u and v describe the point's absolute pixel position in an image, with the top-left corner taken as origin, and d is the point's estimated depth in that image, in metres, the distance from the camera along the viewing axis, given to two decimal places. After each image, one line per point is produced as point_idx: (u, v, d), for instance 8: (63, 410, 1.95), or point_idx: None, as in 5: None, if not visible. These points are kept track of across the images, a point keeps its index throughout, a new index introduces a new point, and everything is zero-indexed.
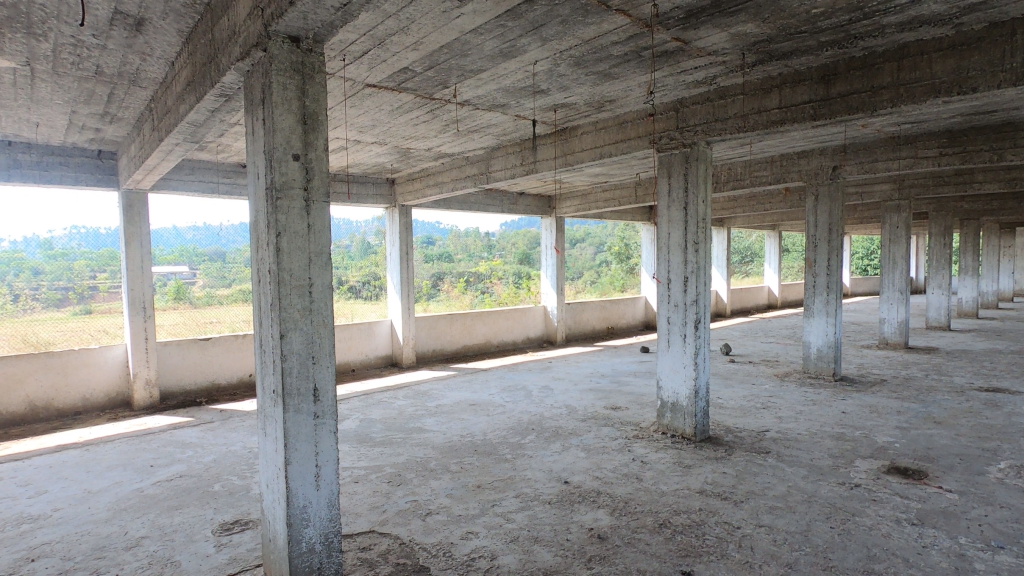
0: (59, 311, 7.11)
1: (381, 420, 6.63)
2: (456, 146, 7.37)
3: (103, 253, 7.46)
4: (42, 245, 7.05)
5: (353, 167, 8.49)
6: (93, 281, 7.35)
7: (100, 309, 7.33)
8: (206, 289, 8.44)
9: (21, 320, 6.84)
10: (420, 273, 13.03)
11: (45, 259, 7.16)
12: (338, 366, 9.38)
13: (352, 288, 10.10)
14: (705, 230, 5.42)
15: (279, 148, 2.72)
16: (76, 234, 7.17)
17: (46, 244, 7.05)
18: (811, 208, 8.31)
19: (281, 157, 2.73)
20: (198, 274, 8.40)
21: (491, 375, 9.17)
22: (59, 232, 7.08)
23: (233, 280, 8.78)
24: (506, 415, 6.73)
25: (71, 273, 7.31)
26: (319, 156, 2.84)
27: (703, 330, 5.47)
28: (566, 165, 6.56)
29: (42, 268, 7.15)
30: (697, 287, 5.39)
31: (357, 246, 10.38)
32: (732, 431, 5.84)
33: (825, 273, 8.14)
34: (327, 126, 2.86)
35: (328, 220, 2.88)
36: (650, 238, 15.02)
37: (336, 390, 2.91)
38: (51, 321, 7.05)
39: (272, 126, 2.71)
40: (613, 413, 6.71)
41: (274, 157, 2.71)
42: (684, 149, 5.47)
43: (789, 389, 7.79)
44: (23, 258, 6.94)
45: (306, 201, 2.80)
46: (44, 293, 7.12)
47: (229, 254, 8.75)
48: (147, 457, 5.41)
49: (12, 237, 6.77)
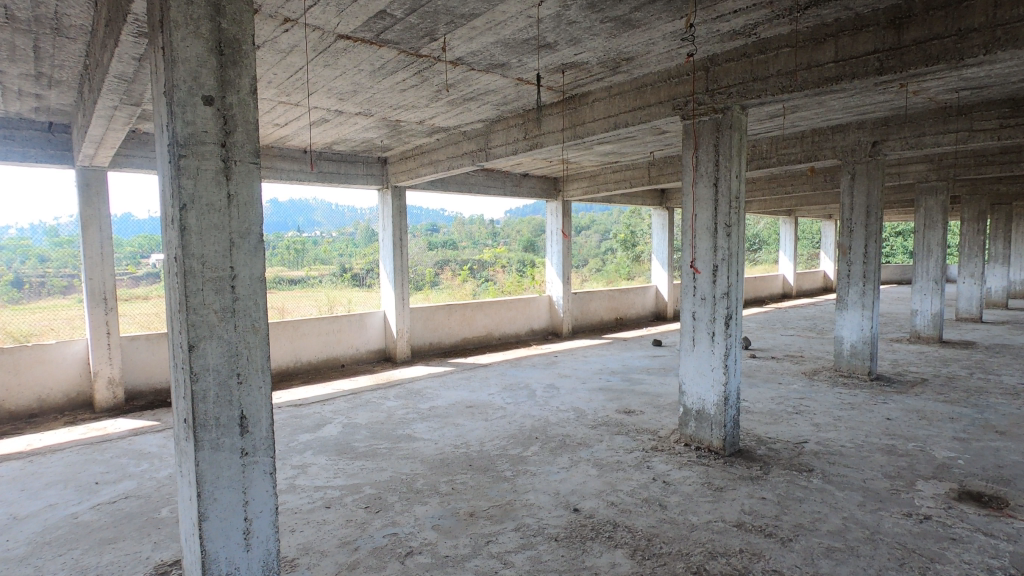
0: (62, 299, 6.79)
1: (366, 425, 5.92)
2: (451, 118, 6.59)
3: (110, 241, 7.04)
4: (47, 232, 6.87)
5: (339, 143, 7.73)
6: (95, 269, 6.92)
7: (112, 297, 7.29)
8: None
9: (22, 308, 6.76)
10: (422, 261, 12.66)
11: (52, 246, 6.98)
12: (327, 361, 8.68)
13: (356, 275, 10.11)
14: (739, 211, 4.63)
15: (182, 85, 1.96)
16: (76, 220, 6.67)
17: (51, 232, 6.83)
18: (846, 189, 7.48)
19: (186, 99, 1.97)
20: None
21: (491, 371, 8.45)
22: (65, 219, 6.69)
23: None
24: (507, 420, 6.01)
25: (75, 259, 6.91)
26: (243, 101, 2.08)
27: (735, 328, 4.70)
28: (574, 138, 5.78)
29: (48, 255, 7.00)
30: (728, 278, 4.62)
31: (361, 234, 11.31)
32: (765, 442, 5.09)
33: (860, 261, 7.36)
34: (254, 58, 2.10)
35: (257, 188, 2.13)
36: (662, 224, 14.19)
37: (272, 419, 2.20)
38: (54, 308, 6.80)
39: (171, 55, 1.95)
40: (627, 418, 5.98)
41: (175, 98, 1.95)
42: (715, 115, 4.64)
43: (821, 389, 7.02)
44: (28, 245, 6.86)
45: (225, 161, 2.06)
46: (50, 282, 6.85)
47: None
48: (95, 471, 4.72)
49: (18, 224, 6.78)
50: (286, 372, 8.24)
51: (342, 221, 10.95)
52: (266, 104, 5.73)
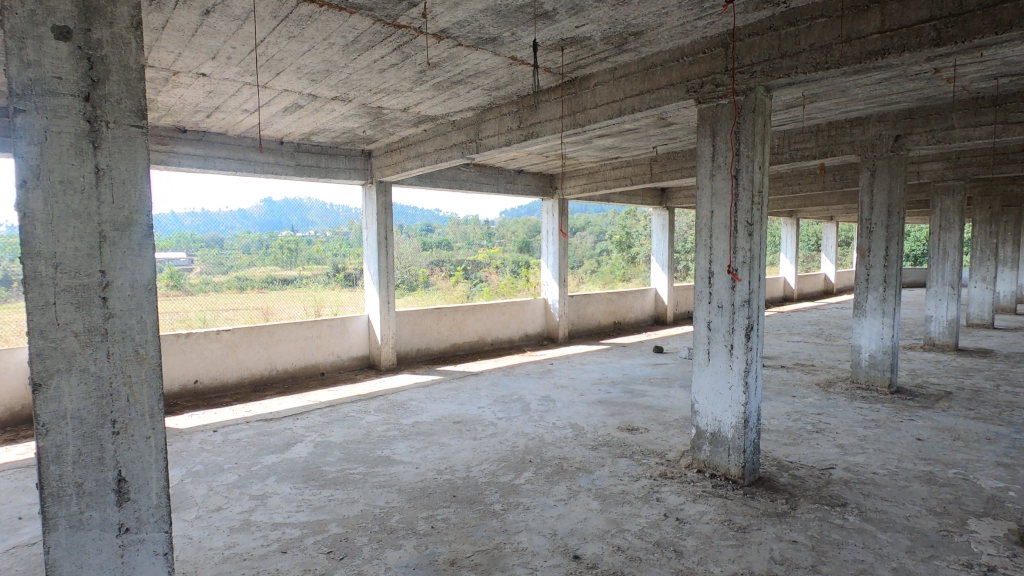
0: None
1: (341, 445, 5.33)
2: (438, 105, 6.00)
3: None
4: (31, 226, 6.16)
5: (317, 134, 7.12)
6: None
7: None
8: (202, 275, 7.89)
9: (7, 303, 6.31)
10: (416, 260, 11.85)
11: None
12: (305, 369, 8.05)
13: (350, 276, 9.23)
14: (762, 206, 4.06)
15: (33, 35, 1.88)
16: None
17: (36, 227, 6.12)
18: (865, 187, 6.94)
19: (39, 49, 1.89)
20: (196, 261, 7.87)
21: (482, 381, 7.85)
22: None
23: (230, 267, 8.26)
24: (498, 438, 5.42)
25: None
26: (116, 54, 2.02)
27: (756, 340, 4.13)
28: (574, 126, 5.22)
29: None
30: (750, 284, 4.05)
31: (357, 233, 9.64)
32: (787, 468, 4.53)
33: (881, 264, 6.82)
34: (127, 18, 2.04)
35: (132, 164, 2.06)
36: (661, 224, 13.66)
37: (160, 489, 2.14)
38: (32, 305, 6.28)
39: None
40: (630, 436, 5.41)
41: (25, 48, 1.86)
42: (735, 98, 4.08)
43: (839, 404, 6.46)
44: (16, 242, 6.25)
45: (91, 136, 1.98)
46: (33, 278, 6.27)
47: (227, 241, 8.13)
48: (23, 504, 4.10)
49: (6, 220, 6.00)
50: (261, 380, 7.62)
51: (336, 221, 9.42)
52: (230, 85, 5.12)
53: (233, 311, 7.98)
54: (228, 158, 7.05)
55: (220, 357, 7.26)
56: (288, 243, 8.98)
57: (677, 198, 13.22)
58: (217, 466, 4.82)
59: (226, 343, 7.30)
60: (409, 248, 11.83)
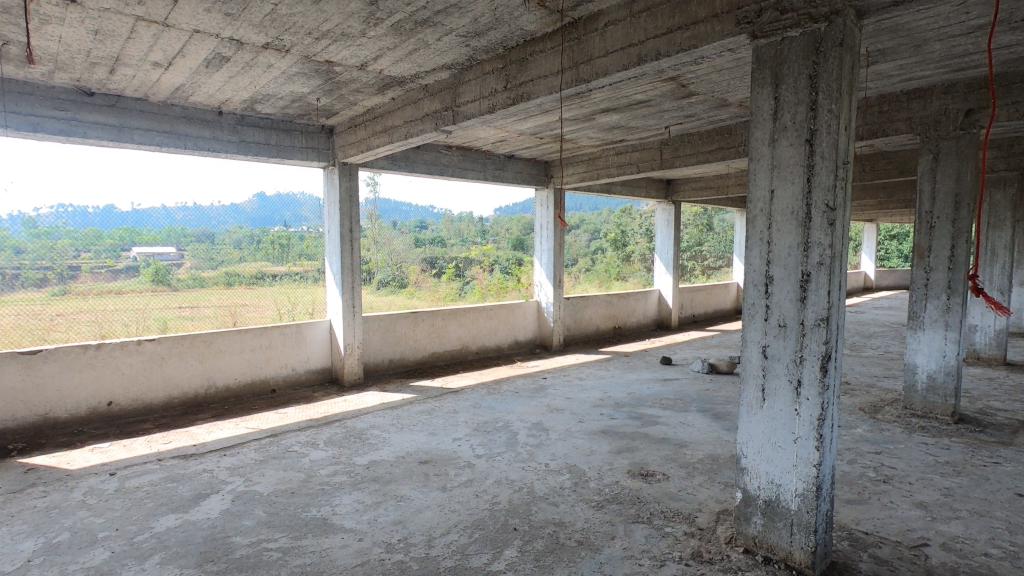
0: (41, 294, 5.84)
1: (267, 498, 4.06)
2: (403, 61, 4.73)
3: (89, 232, 6.27)
4: (27, 221, 5.74)
5: (261, 102, 5.85)
6: (76, 260, 6.15)
7: (81, 291, 6.15)
8: (191, 271, 7.16)
9: None
10: (408, 257, 11.21)
11: (29, 237, 5.83)
12: (252, 385, 6.76)
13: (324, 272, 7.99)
14: (846, 184, 2.83)
15: None
16: (63, 212, 5.99)
17: (32, 222, 5.74)
18: (925, 173, 5.74)
19: None
20: (186, 256, 7.17)
21: (461, 401, 6.59)
22: (44, 208, 5.83)
23: (220, 263, 7.53)
24: (474, 489, 4.18)
25: (54, 252, 6.00)
26: None
27: (833, 375, 2.91)
28: (576, 83, 4.00)
29: (25, 247, 5.80)
30: (829, 295, 2.82)
31: None
32: (865, 545, 3.32)
33: (944, 267, 5.64)
34: None
35: None
36: (667, 219, 12.44)
37: None
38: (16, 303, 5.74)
39: None
40: (645, 487, 4.17)
41: None
42: (810, 27, 2.82)
43: (897, 438, 5.25)
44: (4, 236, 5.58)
45: None
46: (26, 274, 5.75)
47: (219, 236, 7.47)
48: None
49: None
50: (195, 401, 6.33)
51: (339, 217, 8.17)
52: (119, 21, 3.85)
53: (188, 314, 6.80)
54: (150, 129, 5.75)
55: (143, 374, 5.97)
56: (281, 237, 8.09)
57: (684, 191, 12.05)
58: (90, 534, 3.54)
59: (151, 357, 6.01)
60: (402, 245, 11.20)
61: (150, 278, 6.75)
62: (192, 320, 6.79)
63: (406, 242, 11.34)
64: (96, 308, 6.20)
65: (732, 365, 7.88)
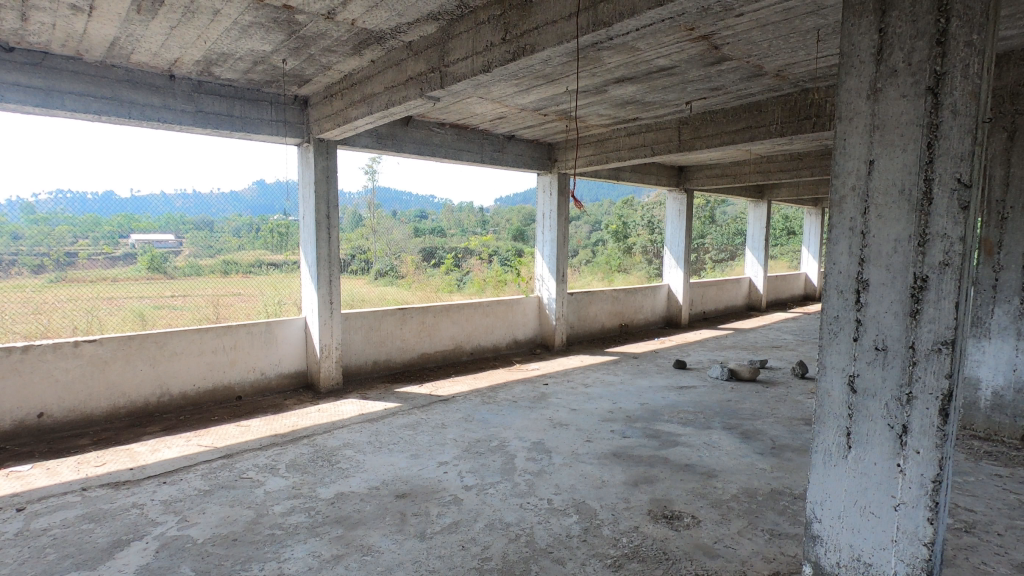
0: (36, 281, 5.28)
1: (200, 549, 3.24)
2: (378, 8, 3.85)
3: (87, 218, 5.66)
4: (25, 207, 5.17)
5: (220, 63, 4.98)
6: (73, 246, 5.55)
7: (79, 279, 5.54)
8: (189, 260, 6.27)
9: None
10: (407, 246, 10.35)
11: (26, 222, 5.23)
12: (212, 392, 5.95)
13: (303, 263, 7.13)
14: (984, 150, 1.99)
15: None
16: (62, 197, 5.42)
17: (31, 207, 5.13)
18: (997, 154, 4.88)
19: None
20: (185, 243, 6.29)
21: (450, 413, 5.77)
22: (44, 193, 5.27)
23: (219, 253, 6.55)
24: (460, 538, 3.36)
25: (51, 239, 5.43)
26: None
27: (953, 420, 2.08)
28: (593, 27, 3.20)
29: (23, 233, 5.23)
30: (955, 308, 1.99)
31: None
32: None
33: (1018, 265, 4.81)
34: None
35: None
36: (678, 210, 11.60)
37: None
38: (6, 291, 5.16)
39: None
40: (673, 538, 3.35)
41: None
42: None
43: (963, 468, 4.44)
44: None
45: None
46: (22, 260, 5.20)
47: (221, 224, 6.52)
48: None
49: None
50: (146, 411, 5.53)
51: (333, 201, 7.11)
52: None
53: (172, 306, 6.06)
54: (84, 94, 4.87)
55: (81, 381, 5.16)
56: (282, 226, 6.97)
57: (697, 178, 11.18)
58: None
59: (90, 361, 5.17)
60: (399, 234, 10.36)
61: (146, 267, 6.01)
62: (175, 311, 6.07)
63: (405, 229, 10.51)
64: (88, 299, 5.56)
65: (755, 372, 7.05)
